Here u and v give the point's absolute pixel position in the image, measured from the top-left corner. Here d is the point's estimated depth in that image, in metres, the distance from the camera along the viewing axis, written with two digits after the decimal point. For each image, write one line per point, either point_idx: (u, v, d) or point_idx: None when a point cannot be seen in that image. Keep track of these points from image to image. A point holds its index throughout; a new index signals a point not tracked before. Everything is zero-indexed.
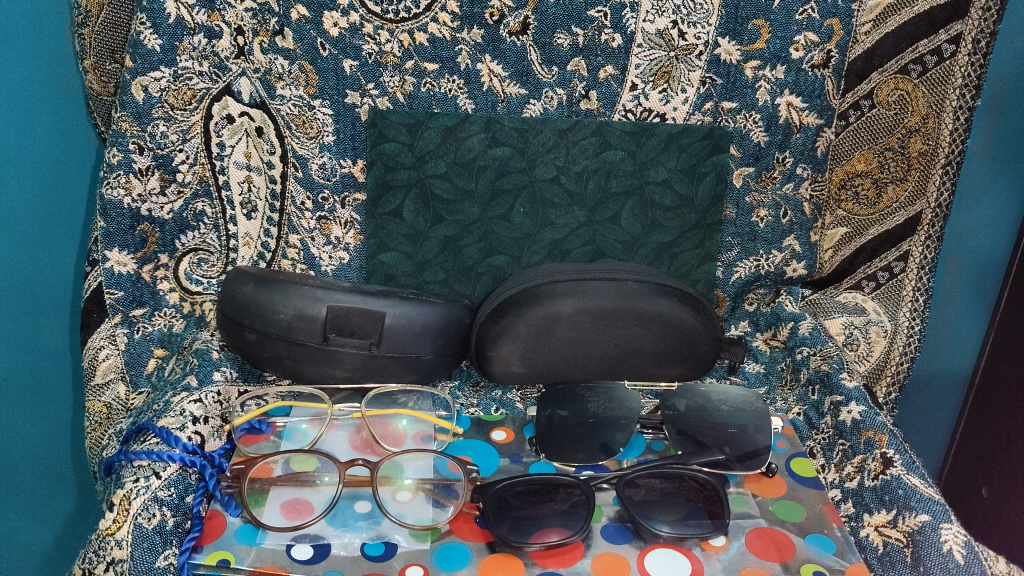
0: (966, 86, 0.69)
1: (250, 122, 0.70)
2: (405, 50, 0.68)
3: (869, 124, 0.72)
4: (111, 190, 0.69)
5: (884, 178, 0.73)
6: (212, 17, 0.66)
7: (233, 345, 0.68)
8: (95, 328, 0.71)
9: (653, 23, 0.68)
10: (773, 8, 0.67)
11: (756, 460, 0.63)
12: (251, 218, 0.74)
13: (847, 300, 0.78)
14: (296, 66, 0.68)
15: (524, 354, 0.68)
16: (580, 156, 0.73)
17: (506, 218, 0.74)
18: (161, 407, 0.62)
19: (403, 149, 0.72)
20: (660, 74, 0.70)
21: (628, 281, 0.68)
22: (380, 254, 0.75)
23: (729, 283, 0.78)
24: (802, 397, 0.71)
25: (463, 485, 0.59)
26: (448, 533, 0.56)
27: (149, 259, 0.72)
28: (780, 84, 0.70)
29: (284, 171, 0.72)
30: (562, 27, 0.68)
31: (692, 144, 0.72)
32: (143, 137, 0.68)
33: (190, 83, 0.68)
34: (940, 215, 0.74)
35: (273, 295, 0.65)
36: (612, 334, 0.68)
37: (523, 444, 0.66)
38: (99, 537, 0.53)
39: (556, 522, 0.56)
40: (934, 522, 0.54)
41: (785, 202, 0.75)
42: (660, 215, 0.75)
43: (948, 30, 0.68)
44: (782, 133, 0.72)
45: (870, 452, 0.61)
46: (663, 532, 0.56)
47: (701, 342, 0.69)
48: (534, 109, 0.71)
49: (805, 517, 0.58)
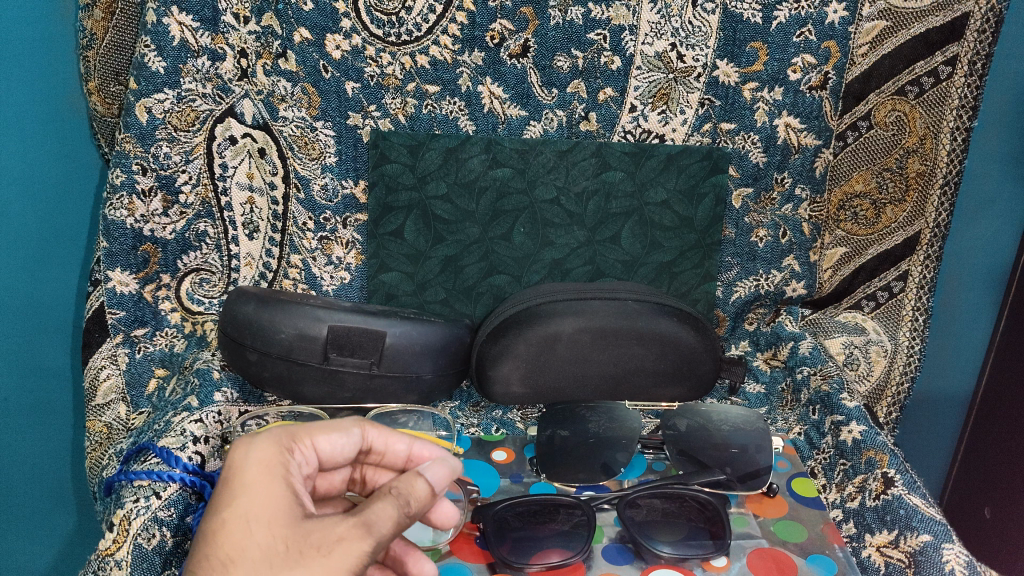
0: (963, 107, 0.70)
1: (252, 144, 0.71)
2: (406, 72, 0.69)
3: (868, 145, 0.72)
4: (114, 211, 0.69)
5: (883, 199, 0.74)
6: (215, 40, 0.67)
7: (233, 365, 0.68)
8: (95, 348, 0.71)
9: (653, 45, 0.69)
10: (771, 31, 0.68)
11: (756, 480, 0.63)
12: (253, 238, 0.74)
13: (847, 320, 0.79)
14: (299, 88, 0.69)
15: (524, 374, 0.68)
16: (579, 177, 0.73)
17: (506, 238, 0.75)
18: (161, 427, 0.62)
19: (404, 170, 0.72)
20: (659, 95, 0.71)
21: (628, 300, 0.67)
22: (381, 274, 0.75)
23: (730, 303, 0.78)
24: (803, 417, 0.71)
25: (462, 506, 0.59)
26: (448, 554, 0.57)
27: (151, 279, 0.73)
28: (779, 106, 0.71)
29: (286, 192, 0.73)
30: (562, 50, 0.69)
31: (691, 165, 0.73)
32: (146, 159, 0.68)
33: (193, 105, 0.68)
34: (939, 235, 0.75)
35: (274, 315, 0.65)
36: (612, 354, 0.67)
37: (523, 464, 0.67)
38: (99, 558, 0.53)
39: (556, 543, 0.58)
40: (935, 543, 0.53)
41: (784, 221, 0.75)
42: (660, 235, 0.75)
43: (944, 51, 0.68)
44: (781, 153, 0.72)
45: (870, 472, 0.61)
46: (663, 553, 0.57)
47: (701, 362, 0.68)
48: (534, 130, 0.72)
49: (806, 538, 0.58)
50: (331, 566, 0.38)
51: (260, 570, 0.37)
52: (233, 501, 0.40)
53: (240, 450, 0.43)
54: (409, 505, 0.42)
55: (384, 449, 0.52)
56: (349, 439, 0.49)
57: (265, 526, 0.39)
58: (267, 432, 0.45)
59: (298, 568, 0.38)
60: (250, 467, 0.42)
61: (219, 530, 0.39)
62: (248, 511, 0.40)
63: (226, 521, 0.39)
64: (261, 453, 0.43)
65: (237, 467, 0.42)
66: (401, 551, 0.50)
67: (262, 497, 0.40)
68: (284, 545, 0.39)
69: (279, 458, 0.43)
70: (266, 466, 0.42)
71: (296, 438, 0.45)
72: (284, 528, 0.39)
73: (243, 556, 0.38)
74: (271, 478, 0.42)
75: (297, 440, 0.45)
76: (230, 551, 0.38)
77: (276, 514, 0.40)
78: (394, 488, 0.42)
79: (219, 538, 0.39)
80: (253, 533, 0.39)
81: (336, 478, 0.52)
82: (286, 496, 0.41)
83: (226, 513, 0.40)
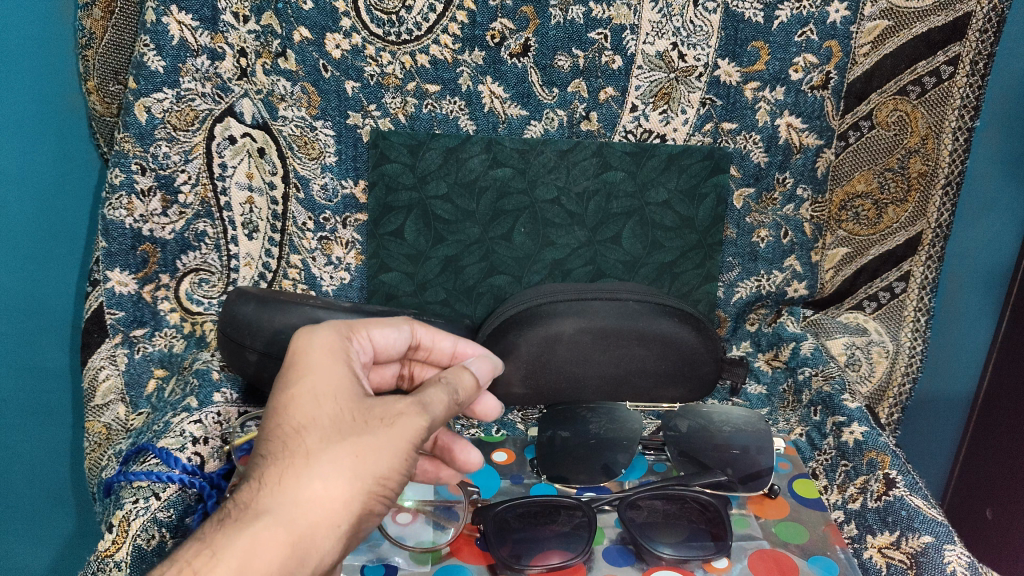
0: (965, 106, 0.70)
1: (252, 143, 0.71)
2: (406, 71, 0.69)
3: (869, 145, 0.72)
4: (113, 211, 0.69)
5: (884, 199, 0.74)
6: (215, 39, 0.66)
7: (233, 365, 0.68)
8: (95, 348, 0.71)
9: (654, 45, 0.68)
10: (773, 31, 0.68)
11: (758, 482, 0.63)
12: (252, 238, 0.74)
13: (848, 320, 0.79)
14: (298, 88, 0.69)
15: (525, 375, 0.67)
16: (580, 177, 0.73)
17: (506, 239, 0.74)
18: (161, 428, 0.62)
19: (404, 170, 0.72)
20: (660, 95, 0.71)
21: (628, 301, 0.66)
22: (380, 275, 0.75)
23: (731, 303, 0.78)
24: (804, 418, 0.71)
25: (463, 507, 0.60)
26: (448, 555, 0.57)
27: (150, 279, 0.72)
28: (780, 105, 0.70)
29: (285, 192, 0.73)
30: (563, 49, 0.68)
31: (692, 165, 0.73)
32: (145, 158, 0.68)
33: (193, 104, 0.68)
34: (940, 235, 0.74)
35: (273, 314, 0.65)
36: (613, 355, 0.66)
37: (524, 465, 0.67)
38: (98, 559, 0.52)
39: (557, 545, 0.58)
40: (937, 543, 0.52)
41: (785, 222, 0.75)
42: (661, 235, 0.75)
43: (946, 51, 0.68)
44: (782, 153, 0.72)
45: (872, 473, 0.60)
46: (664, 555, 0.57)
47: (702, 363, 0.67)
48: (534, 130, 0.72)
49: (808, 539, 0.58)
50: (396, 435, 0.42)
51: (331, 434, 0.41)
52: (301, 380, 0.44)
53: (304, 337, 0.47)
54: (459, 392, 0.47)
55: (431, 346, 0.59)
56: (400, 334, 0.56)
57: (332, 398, 0.43)
58: (326, 324, 0.50)
59: (366, 435, 0.41)
60: (315, 350, 0.46)
61: (289, 403, 0.43)
62: (315, 387, 0.44)
63: (297, 394, 0.43)
64: (324, 339, 0.47)
65: (301, 353, 0.46)
66: (448, 440, 0.56)
67: (327, 376, 0.44)
68: (352, 415, 0.43)
69: (340, 345, 0.48)
70: (328, 350, 0.47)
71: (354, 330, 0.51)
72: (349, 401, 0.43)
73: (314, 422, 0.42)
74: (334, 360, 0.46)
75: (354, 331, 0.51)
76: (304, 418, 0.42)
77: (341, 390, 0.44)
78: (445, 378, 0.47)
79: (290, 409, 0.42)
80: (322, 406, 0.43)
81: (387, 373, 0.60)
82: (348, 375, 0.45)
83: (295, 389, 0.44)
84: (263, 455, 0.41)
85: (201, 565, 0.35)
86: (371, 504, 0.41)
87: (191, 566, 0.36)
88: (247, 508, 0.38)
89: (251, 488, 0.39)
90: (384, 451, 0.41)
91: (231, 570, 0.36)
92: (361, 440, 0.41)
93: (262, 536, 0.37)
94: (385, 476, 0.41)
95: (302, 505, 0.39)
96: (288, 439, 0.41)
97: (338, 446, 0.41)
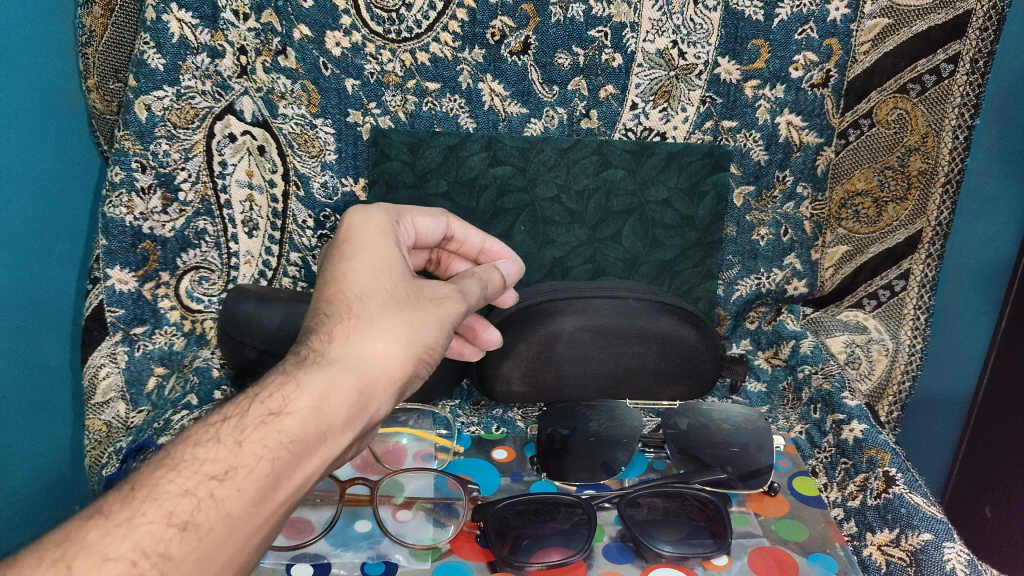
0: (965, 105, 0.69)
1: (251, 141, 0.71)
2: (405, 70, 0.69)
3: (869, 143, 0.72)
4: (113, 209, 0.68)
5: (884, 197, 0.74)
6: (215, 36, 0.66)
7: (233, 361, 0.68)
8: (95, 345, 0.71)
9: (653, 42, 0.68)
10: (772, 29, 0.68)
11: (758, 480, 0.63)
12: (252, 236, 0.74)
13: (847, 318, 0.79)
14: (298, 86, 0.69)
15: (525, 372, 0.67)
16: (580, 175, 0.73)
17: (506, 236, 0.74)
18: (161, 425, 0.65)
19: (404, 168, 0.72)
20: (660, 93, 0.71)
21: (628, 298, 0.65)
22: None
23: (730, 301, 0.78)
24: (804, 416, 0.71)
25: (462, 504, 0.60)
26: (448, 553, 0.58)
27: (150, 277, 0.72)
28: (780, 104, 0.70)
29: (285, 189, 0.73)
30: (563, 47, 0.68)
31: (693, 163, 0.73)
32: (145, 156, 0.68)
33: (193, 102, 0.68)
34: (940, 233, 0.74)
35: (273, 311, 0.65)
36: (613, 352, 0.66)
37: (524, 462, 0.67)
38: None
39: (557, 542, 0.58)
40: (936, 541, 0.52)
41: (785, 220, 0.75)
42: (661, 232, 0.75)
43: (946, 49, 0.67)
44: (782, 151, 0.72)
45: (872, 471, 0.60)
46: (665, 552, 0.57)
47: (702, 361, 0.67)
48: (534, 128, 0.72)
49: (807, 536, 0.58)
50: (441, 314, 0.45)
51: (389, 303, 0.44)
52: (358, 255, 0.46)
53: (358, 217, 0.50)
54: (488, 287, 0.51)
55: (463, 240, 0.62)
56: (437, 224, 0.58)
57: (387, 270, 0.46)
58: (373, 208, 0.52)
59: (418, 310, 0.44)
60: (368, 229, 0.49)
61: (349, 273, 0.45)
62: (372, 261, 0.46)
63: (355, 266, 0.45)
64: (376, 220, 0.50)
65: (355, 231, 0.48)
66: (471, 323, 0.60)
67: (381, 251, 0.47)
68: (404, 290, 0.45)
69: (388, 225, 0.50)
70: (379, 229, 0.49)
71: (400, 216, 0.54)
72: (403, 275, 0.46)
73: (373, 293, 0.44)
74: (385, 239, 0.48)
75: (401, 216, 0.54)
76: (363, 288, 0.44)
77: (394, 264, 0.46)
78: (478, 274, 0.51)
79: (349, 279, 0.45)
80: (379, 278, 0.45)
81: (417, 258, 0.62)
82: (398, 253, 0.48)
83: (353, 262, 0.46)
84: (327, 314, 0.43)
85: (289, 394, 0.38)
86: (418, 369, 0.44)
87: (281, 393, 0.38)
88: (322, 356, 0.40)
89: (321, 338, 0.41)
90: (430, 327, 0.44)
91: (313, 400, 0.38)
92: (414, 314, 0.44)
93: (337, 379, 0.39)
94: (431, 345, 0.44)
95: (365, 359, 0.41)
96: (351, 303, 0.43)
97: (396, 314, 0.43)
